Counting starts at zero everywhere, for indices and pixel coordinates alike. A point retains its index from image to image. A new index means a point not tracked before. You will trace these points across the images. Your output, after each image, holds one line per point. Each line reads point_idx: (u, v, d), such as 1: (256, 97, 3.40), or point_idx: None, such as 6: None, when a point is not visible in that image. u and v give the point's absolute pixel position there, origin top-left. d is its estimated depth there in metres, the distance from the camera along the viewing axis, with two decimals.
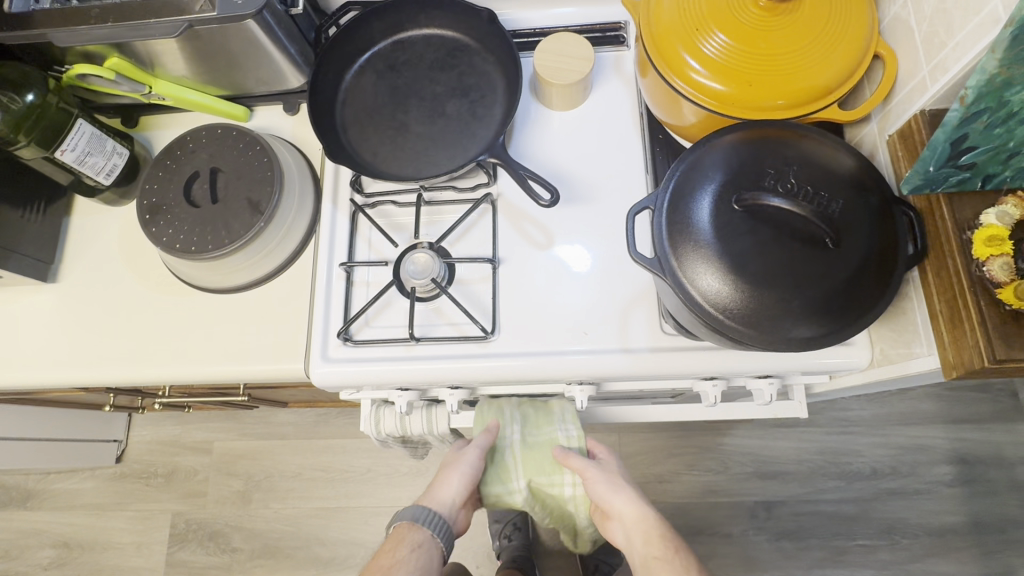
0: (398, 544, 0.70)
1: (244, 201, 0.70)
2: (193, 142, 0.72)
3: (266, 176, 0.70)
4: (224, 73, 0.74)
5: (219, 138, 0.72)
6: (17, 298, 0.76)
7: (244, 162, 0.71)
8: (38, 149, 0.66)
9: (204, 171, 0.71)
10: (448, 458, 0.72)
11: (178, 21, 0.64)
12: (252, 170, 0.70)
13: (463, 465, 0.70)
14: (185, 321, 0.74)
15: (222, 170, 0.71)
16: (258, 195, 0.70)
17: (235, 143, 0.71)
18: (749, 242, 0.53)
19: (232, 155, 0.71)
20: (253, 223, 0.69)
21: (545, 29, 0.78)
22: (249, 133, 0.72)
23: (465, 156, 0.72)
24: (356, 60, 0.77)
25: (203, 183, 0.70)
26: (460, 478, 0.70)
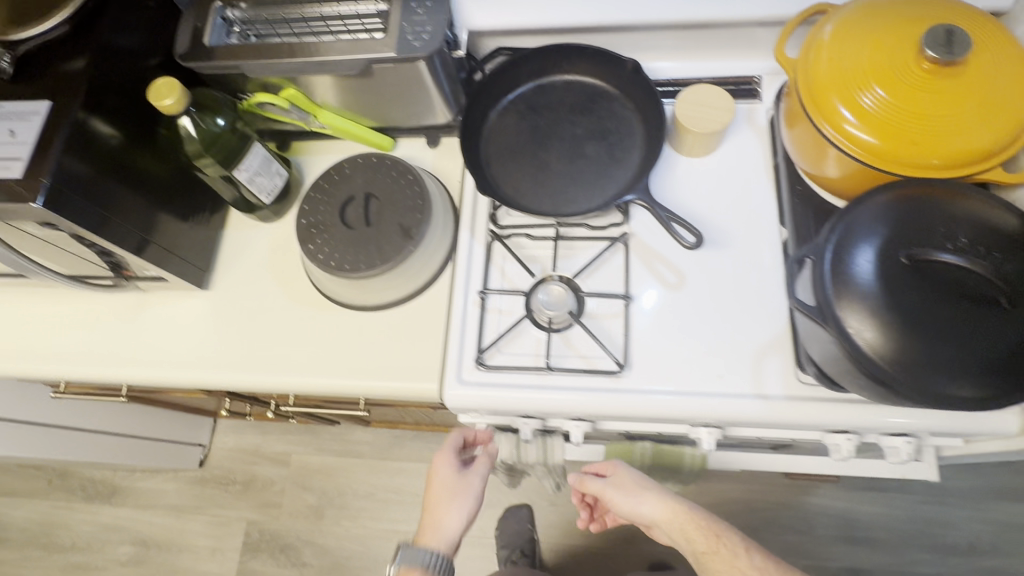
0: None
1: (395, 226, 0.74)
2: (349, 168, 0.77)
3: (418, 204, 0.74)
4: (380, 108, 0.80)
5: (375, 166, 0.77)
6: (172, 302, 0.82)
7: (397, 190, 0.75)
8: (219, 166, 0.72)
9: (359, 196, 0.76)
10: (444, 474, 0.78)
11: (358, 60, 0.69)
12: (404, 198, 0.75)
13: (467, 488, 0.77)
14: (325, 335, 0.78)
15: (375, 196, 0.76)
16: (409, 221, 0.74)
17: (389, 172, 0.76)
18: (916, 296, 0.54)
19: (386, 183, 0.76)
20: (404, 247, 0.73)
21: (681, 79, 0.81)
22: (403, 164, 0.77)
23: (603, 196, 0.75)
24: (500, 101, 0.82)
25: (358, 206, 0.75)
26: (456, 515, 0.75)
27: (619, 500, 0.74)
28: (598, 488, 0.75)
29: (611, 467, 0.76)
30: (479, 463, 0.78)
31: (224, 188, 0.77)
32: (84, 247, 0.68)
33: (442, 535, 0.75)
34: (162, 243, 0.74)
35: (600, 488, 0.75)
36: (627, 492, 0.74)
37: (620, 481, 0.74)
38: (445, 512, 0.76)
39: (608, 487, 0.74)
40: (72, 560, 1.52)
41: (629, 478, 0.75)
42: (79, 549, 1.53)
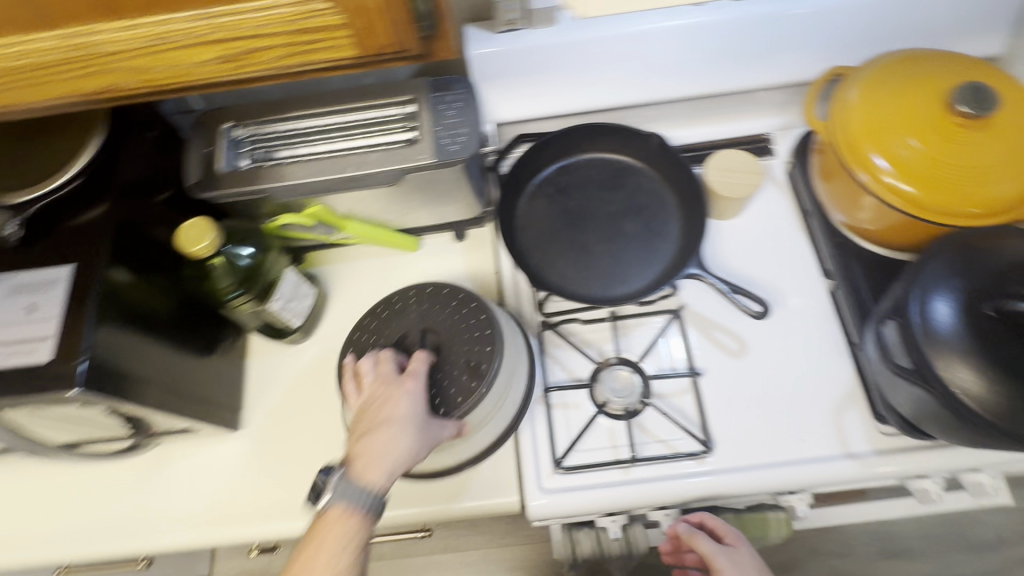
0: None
1: (462, 364, 0.64)
2: (402, 302, 0.69)
3: (484, 335, 0.65)
4: (408, 212, 0.76)
5: (431, 297, 0.69)
6: (202, 450, 0.74)
7: (457, 321, 0.66)
8: (255, 302, 0.66)
9: (416, 333, 0.67)
10: (379, 374, 0.63)
11: (395, 171, 0.66)
12: (466, 333, 0.66)
13: (416, 392, 0.60)
14: None
15: (433, 330, 0.67)
16: (476, 357, 0.64)
17: (450, 301, 0.68)
18: (1009, 344, 0.54)
19: (448, 316, 0.67)
20: (474, 388, 0.62)
21: (699, 144, 0.83)
22: (463, 291, 0.68)
23: (653, 273, 0.74)
24: (527, 187, 0.80)
25: (413, 344, 0.67)
26: (412, 410, 0.59)
27: (721, 563, 0.69)
28: (716, 559, 0.69)
29: (733, 541, 0.72)
30: (409, 379, 0.61)
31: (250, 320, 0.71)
32: (110, 418, 0.60)
33: (375, 471, 0.57)
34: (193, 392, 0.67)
35: (721, 554, 0.69)
36: (730, 551, 0.70)
37: (735, 552, 0.71)
38: (374, 462, 0.57)
39: (726, 553, 0.70)
40: None
41: (748, 559, 0.71)
42: None
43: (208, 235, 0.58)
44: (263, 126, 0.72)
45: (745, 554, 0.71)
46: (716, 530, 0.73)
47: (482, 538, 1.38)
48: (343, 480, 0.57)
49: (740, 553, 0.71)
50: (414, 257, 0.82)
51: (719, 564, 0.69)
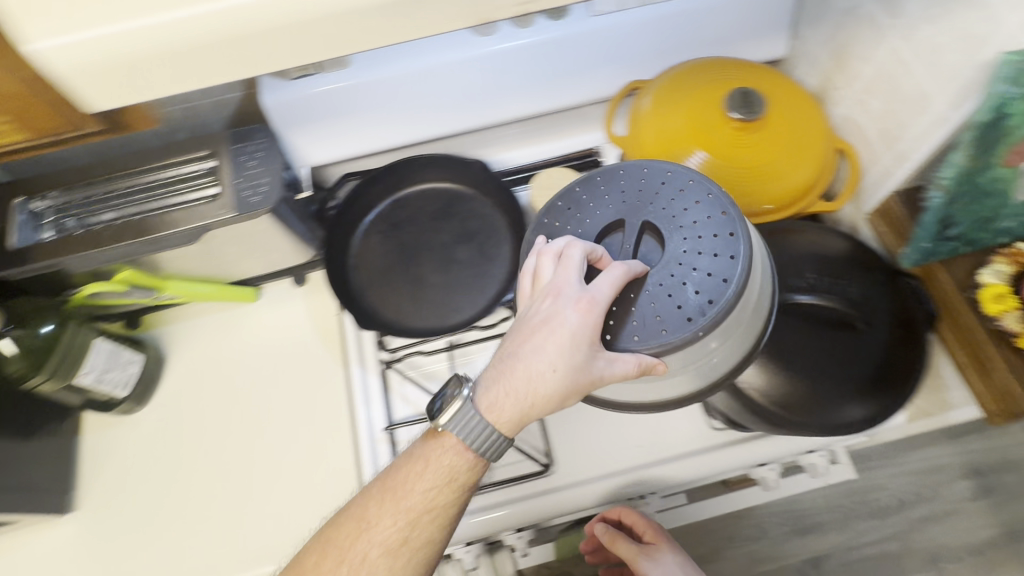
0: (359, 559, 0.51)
1: (666, 275, 0.48)
2: (671, 180, 0.52)
3: (724, 258, 0.48)
4: (232, 264, 0.75)
5: (644, 181, 0.53)
6: (34, 538, 0.71)
7: (697, 213, 0.50)
8: (58, 381, 0.64)
9: (633, 226, 0.51)
10: (557, 277, 0.48)
11: (194, 228, 0.64)
12: (679, 235, 0.50)
13: (568, 317, 0.47)
14: (230, 522, 0.71)
15: (650, 223, 0.51)
16: (711, 268, 0.48)
17: (638, 189, 0.52)
18: (789, 339, 0.58)
19: (660, 194, 0.52)
20: (690, 328, 0.47)
21: (530, 163, 0.83)
22: (695, 175, 0.52)
23: (485, 299, 0.75)
24: (360, 224, 0.80)
25: (647, 239, 0.51)
26: (558, 344, 0.47)
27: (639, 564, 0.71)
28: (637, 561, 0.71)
29: (653, 539, 0.73)
30: (585, 304, 0.47)
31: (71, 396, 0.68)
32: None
33: (547, 405, 0.49)
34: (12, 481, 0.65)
35: (640, 553, 0.71)
36: (649, 551, 0.72)
37: (654, 548, 0.72)
38: (507, 401, 0.50)
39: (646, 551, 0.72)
40: None
41: (671, 556, 0.71)
42: None
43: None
44: (68, 196, 0.70)
45: (666, 549, 0.72)
46: (636, 528, 0.74)
47: None
48: (469, 408, 0.51)
49: (660, 548, 0.72)
50: (255, 307, 0.81)
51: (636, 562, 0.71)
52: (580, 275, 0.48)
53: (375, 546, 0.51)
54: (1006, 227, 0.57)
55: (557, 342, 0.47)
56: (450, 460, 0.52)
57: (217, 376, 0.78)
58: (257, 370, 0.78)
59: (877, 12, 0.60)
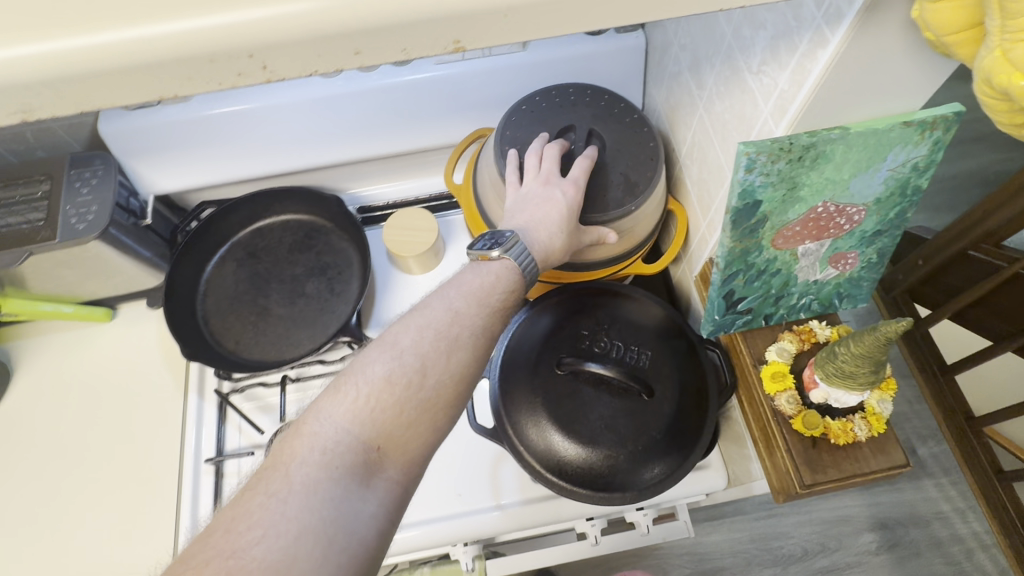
0: (441, 365, 0.42)
1: (616, 180, 0.62)
2: (605, 104, 0.66)
3: (650, 159, 0.63)
4: (78, 284, 0.76)
5: (608, 108, 0.65)
6: None
7: (634, 137, 0.64)
8: None
9: (581, 130, 0.64)
10: (543, 168, 0.58)
11: (18, 251, 0.66)
12: (634, 148, 0.63)
13: (569, 193, 0.57)
14: (46, 544, 0.71)
15: (599, 134, 0.64)
16: (635, 174, 0.62)
17: (595, 103, 0.66)
18: (574, 403, 0.57)
19: (607, 119, 0.65)
20: (626, 203, 0.60)
21: (396, 201, 0.85)
22: (624, 103, 0.66)
23: (323, 334, 0.75)
24: (217, 252, 0.81)
25: (578, 137, 0.63)
26: (558, 214, 0.55)
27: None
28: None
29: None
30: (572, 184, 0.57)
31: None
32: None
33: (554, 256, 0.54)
34: None
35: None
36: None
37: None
38: (540, 238, 0.53)
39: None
40: None
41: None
42: None
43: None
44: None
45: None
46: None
47: None
48: (511, 248, 0.50)
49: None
50: (110, 326, 0.82)
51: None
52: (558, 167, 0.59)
53: (453, 371, 0.42)
54: (801, 303, 0.58)
55: (557, 212, 0.55)
56: (514, 279, 0.50)
57: (59, 394, 0.78)
58: (101, 390, 0.79)
59: (691, 82, 0.60)
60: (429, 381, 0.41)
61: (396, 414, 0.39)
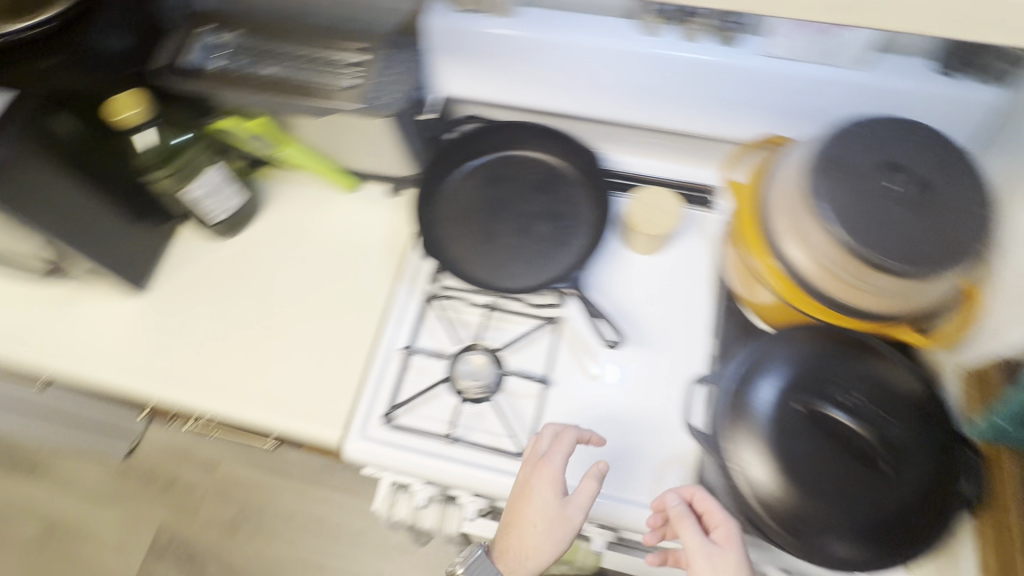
0: (515, 553, 0.64)
1: (932, 236, 0.55)
2: (943, 150, 0.58)
3: (978, 227, 0.55)
4: (346, 150, 0.82)
5: (947, 157, 0.57)
6: (108, 301, 0.82)
7: (969, 198, 0.56)
8: (172, 181, 0.73)
9: (908, 172, 0.57)
10: (545, 454, 0.65)
11: (321, 108, 0.71)
12: (964, 208, 0.56)
13: (546, 476, 0.63)
14: (245, 362, 0.77)
15: (928, 182, 0.56)
16: (957, 237, 0.55)
17: (934, 148, 0.58)
18: (804, 447, 0.56)
19: (943, 170, 0.57)
20: (935, 263, 0.54)
21: (643, 175, 0.82)
22: (967, 155, 0.58)
23: (540, 278, 0.76)
24: (464, 164, 0.84)
25: (903, 178, 0.56)
26: (539, 535, 0.63)
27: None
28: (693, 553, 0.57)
29: (723, 539, 0.57)
30: (552, 489, 0.63)
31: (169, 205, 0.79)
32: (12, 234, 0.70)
33: (536, 556, 0.63)
34: (119, 252, 0.78)
35: (694, 535, 0.57)
36: (726, 544, 0.57)
37: (725, 540, 0.57)
38: (510, 533, 0.64)
39: (711, 547, 0.57)
40: None
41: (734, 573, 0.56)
42: None
43: (132, 100, 0.66)
44: (247, 39, 0.78)
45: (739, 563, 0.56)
46: (712, 510, 0.59)
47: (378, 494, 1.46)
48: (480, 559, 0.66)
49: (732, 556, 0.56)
50: (350, 197, 0.87)
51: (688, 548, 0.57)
52: (556, 455, 0.64)
53: None
54: None
55: (529, 519, 0.63)
56: None
57: (292, 239, 0.85)
58: (325, 249, 0.84)
59: None
60: (544, 555, 0.63)
61: (536, 563, 0.64)
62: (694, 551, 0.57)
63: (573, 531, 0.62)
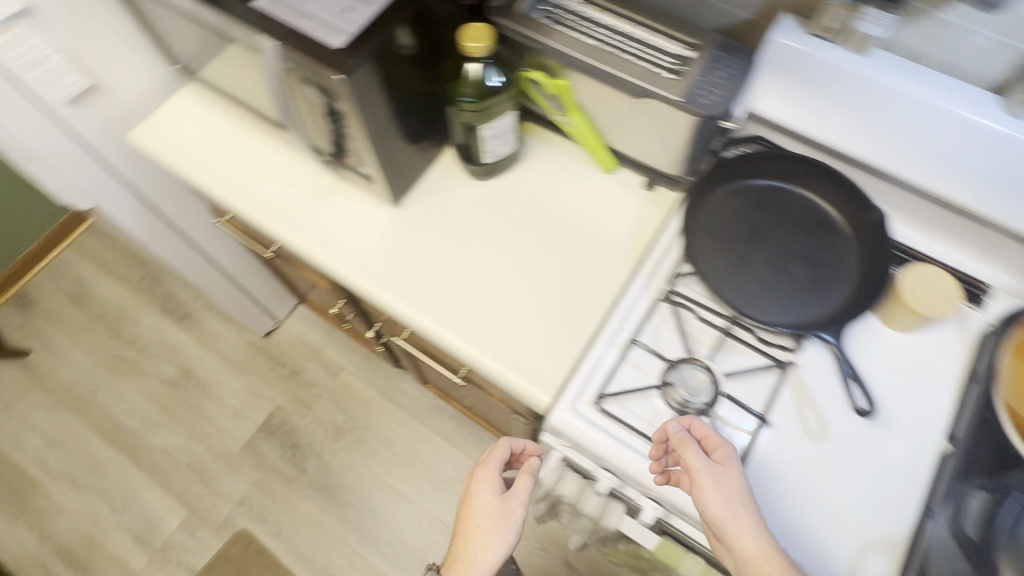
0: (465, 556, 0.73)
1: None
2: None
3: None
4: (626, 133, 0.82)
5: None
6: (364, 204, 0.87)
7: None
8: (473, 117, 0.75)
9: None
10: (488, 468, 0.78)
11: (643, 89, 0.71)
12: None
13: (491, 483, 0.77)
14: (475, 303, 0.81)
15: None
16: None
17: None
18: None
19: None
20: None
21: (917, 253, 0.79)
22: None
23: (785, 318, 0.74)
24: (733, 181, 0.82)
25: None
26: (491, 538, 0.74)
27: (741, 490, 0.63)
28: (703, 472, 0.63)
29: (722, 460, 0.65)
30: (485, 482, 0.77)
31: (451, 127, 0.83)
32: (319, 123, 0.75)
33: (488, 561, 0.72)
34: (397, 166, 0.82)
35: (701, 458, 0.64)
36: (718, 462, 0.65)
37: (725, 464, 0.64)
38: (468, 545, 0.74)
39: (717, 467, 0.64)
40: (125, 354, 1.62)
41: (734, 485, 0.63)
42: (131, 355, 1.62)
43: (488, 39, 0.67)
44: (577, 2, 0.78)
45: (729, 472, 0.64)
46: (705, 431, 0.67)
47: (476, 451, 1.49)
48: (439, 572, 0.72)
49: (730, 471, 0.64)
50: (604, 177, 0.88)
51: (696, 469, 0.63)
52: (495, 463, 0.78)
53: None
54: None
55: (482, 523, 0.74)
56: None
57: (540, 199, 0.87)
58: (571, 221, 0.85)
59: None
60: (497, 551, 0.73)
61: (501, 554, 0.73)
62: (701, 473, 0.63)
63: (512, 523, 0.74)
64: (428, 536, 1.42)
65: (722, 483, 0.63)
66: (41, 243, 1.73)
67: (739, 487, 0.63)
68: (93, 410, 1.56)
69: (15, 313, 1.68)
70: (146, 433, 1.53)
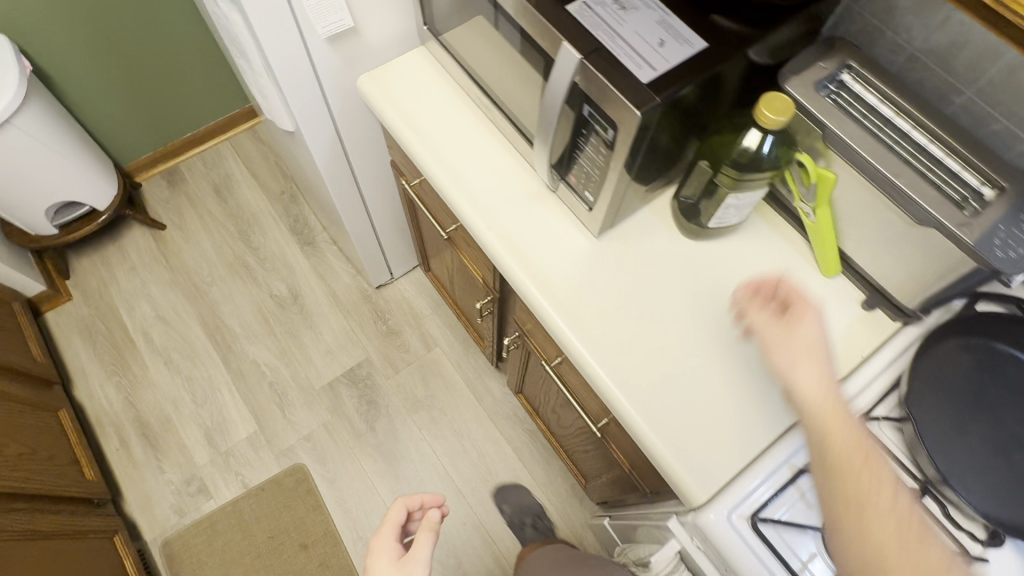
0: None
1: None
2: None
3: None
4: (871, 248, 0.74)
5: None
6: (566, 225, 0.83)
7: None
8: (729, 184, 0.70)
9: None
10: (381, 535, 0.77)
11: (933, 217, 0.63)
12: None
13: (383, 550, 0.75)
14: (651, 365, 0.76)
15: None
16: None
17: None
18: None
19: None
20: None
21: None
22: None
23: (995, 512, 0.65)
24: (975, 337, 0.73)
25: None
26: None
27: (814, 339, 0.65)
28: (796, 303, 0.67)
29: (796, 315, 0.67)
30: (376, 543, 0.76)
31: (685, 179, 0.78)
32: (564, 139, 0.71)
33: None
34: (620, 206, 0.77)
35: (785, 287, 0.69)
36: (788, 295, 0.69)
37: (790, 335, 0.66)
38: None
39: (779, 318, 0.68)
40: (246, 259, 1.67)
41: (803, 377, 0.62)
42: (252, 262, 1.67)
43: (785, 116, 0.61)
44: (877, 97, 0.71)
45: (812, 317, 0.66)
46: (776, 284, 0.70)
47: (540, 472, 1.46)
48: None
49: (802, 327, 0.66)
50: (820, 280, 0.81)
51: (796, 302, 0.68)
52: (392, 529, 0.78)
53: None
54: None
55: None
56: None
57: (747, 280, 0.81)
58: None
59: None
60: None
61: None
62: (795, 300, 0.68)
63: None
64: (469, 539, 1.40)
65: (802, 321, 0.66)
66: (206, 130, 1.80)
67: (821, 346, 0.65)
68: (203, 301, 1.62)
69: (164, 187, 1.77)
70: (243, 340, 1.57)
